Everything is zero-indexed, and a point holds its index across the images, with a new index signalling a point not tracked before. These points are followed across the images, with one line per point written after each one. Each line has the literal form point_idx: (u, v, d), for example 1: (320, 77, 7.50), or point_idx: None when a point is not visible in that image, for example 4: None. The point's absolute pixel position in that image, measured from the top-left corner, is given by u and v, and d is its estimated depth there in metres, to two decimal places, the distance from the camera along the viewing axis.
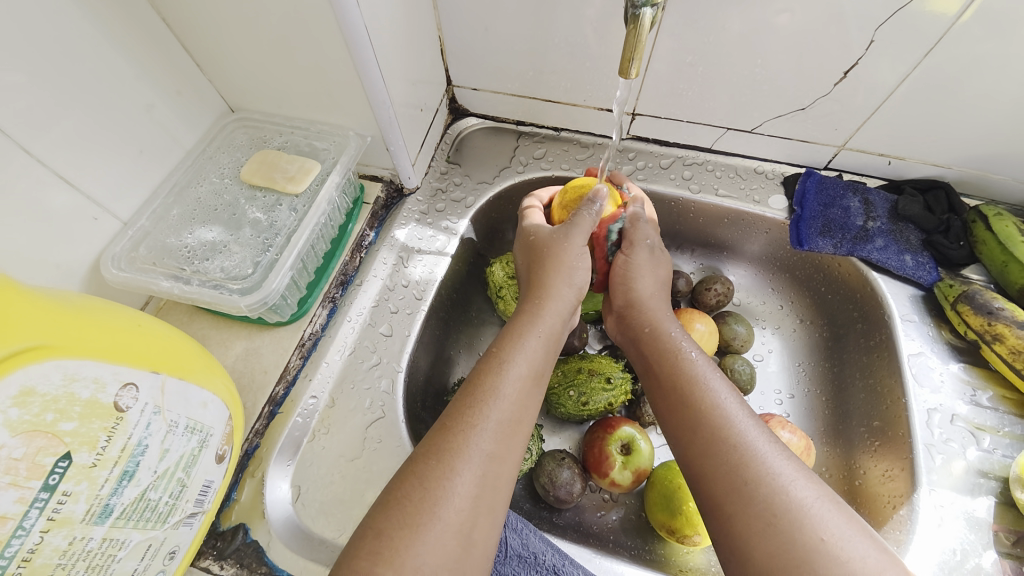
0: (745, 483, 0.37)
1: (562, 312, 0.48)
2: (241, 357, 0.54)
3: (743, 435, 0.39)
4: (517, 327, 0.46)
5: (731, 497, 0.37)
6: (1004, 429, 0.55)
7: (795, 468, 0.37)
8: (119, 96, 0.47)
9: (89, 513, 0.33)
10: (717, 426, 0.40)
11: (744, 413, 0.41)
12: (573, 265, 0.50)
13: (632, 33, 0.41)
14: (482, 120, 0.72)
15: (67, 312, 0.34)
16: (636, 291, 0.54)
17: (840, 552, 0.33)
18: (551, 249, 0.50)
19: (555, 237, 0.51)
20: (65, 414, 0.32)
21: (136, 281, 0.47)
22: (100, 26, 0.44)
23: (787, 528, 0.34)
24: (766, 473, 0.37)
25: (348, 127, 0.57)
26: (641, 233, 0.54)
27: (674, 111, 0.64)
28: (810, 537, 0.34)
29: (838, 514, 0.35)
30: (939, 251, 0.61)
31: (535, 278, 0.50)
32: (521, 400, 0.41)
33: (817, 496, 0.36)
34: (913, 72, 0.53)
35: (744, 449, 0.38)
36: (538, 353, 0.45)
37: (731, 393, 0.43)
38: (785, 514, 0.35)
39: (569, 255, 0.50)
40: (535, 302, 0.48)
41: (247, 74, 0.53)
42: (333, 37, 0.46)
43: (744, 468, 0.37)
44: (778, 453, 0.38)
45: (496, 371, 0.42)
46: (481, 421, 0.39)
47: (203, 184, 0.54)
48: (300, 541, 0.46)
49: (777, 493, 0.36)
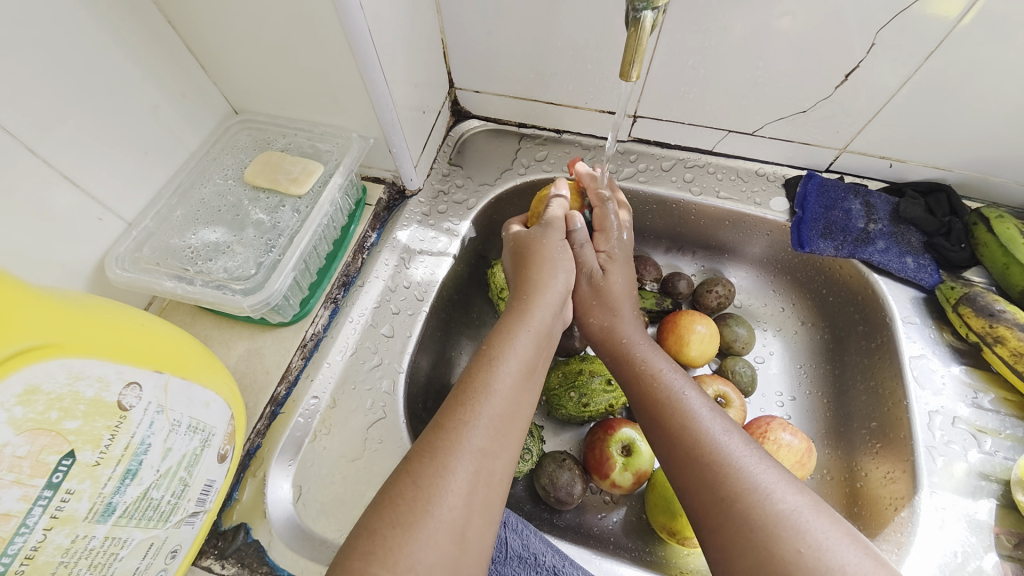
0: (722, 500, 0.37)
1: (552, 305, 0.49)
2: (243, 358, 0.54)
3: (717, 451, 0.39)
4: (506, 323, 0.46)
5: (713, 509, 0.37)
6: (1006, 432, 0.55)
7: (774, 479, 0.37)
8: (125, 97, 0.48)
9: (92, 511, 0.33)
10: (691, 445, 0.40)
11: (719, 428, 0.41)
12: (555, 260, 0.51)
13: (633, 36, 0.42)
14: (484, 122, 0.73)
15: (72, 311, 0.34)
16: (590, 329, 0.54)
17: (819, 561, 0.33)
18: (531, 247, 0.52)
19: (531, 237, 0.53)
20: (69, 412, 0.32)
21: (140, 281, 0.47)
22: (106, 28, 0.44)
23: (766, 541, 0.34)
24: (743, 488, 0.37)
25: (350, 129, 0.58)
26: (581, 263, 0.54)
27: (675, 113, 0.64)
28: (788, 550, 0.34)
29: (819, 521, 0.35)
30: (940, 254, 0.61)
31: (519, 277, 0.51)
32: (512, 394, 0.42)
33: (798, 506, 0.36)
34: (914, 75, 0.53)
35: (718, 467, 0.38)
36: (529, 348, 0.45)
37: (706, 408, 0.43)
38: (763, 527, 0.35)
39: (549, 252, 0.51)
40: (525, 298, 0.48)
41: (251, 76, 0.54)
42: (336, 40, 0.46)
43: (721, 484, 0.38)
44: (755, 466, 0.38)
45: (486, 367, 0.42)
46: (473, 418, 0.39)
47: (207, 185, 0.54)
48: (301, 541, 0.47)
49: (754, 507, 0.36)
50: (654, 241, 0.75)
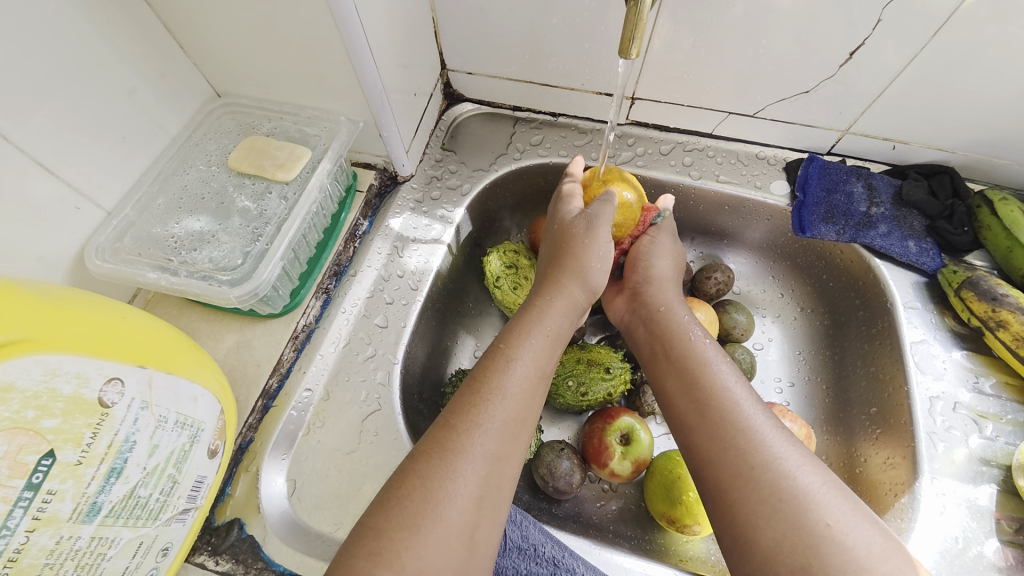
0: (752, 469, 0.36)
1: (570, 312, 0.48)
2: (233, 351, 0.53)
3: (750, 420, 0.39)
4: (523, 322, 0.45)
5: (737, 481, 0.36)
6: (1007, 416, 0.55)
7: (801, 454, 0.37)
8: (101, 81, 0.45)
9: (76, 512, 0.32)
10: (724, 411, 0.40)
11: (751, 400, 0.41)
12: (593, 268, 0.49)
13: (633, 11, 0.40)
14: (477, 106, 0.71)
15: (47, 305, 0.32)
16: (656, 268, 0.54)
17: (845, 539, 0.33)
18: (572, 248, 0.49)
19: (579, 230, 0.49)
20: (47, 410, 0.31)
21: (121, 273, 0.46)
22: (80, 9, 0.42)
23: (793, 512, 0.34)
24: (772, 460, 0.36)
25: (339, 112, 0.56)
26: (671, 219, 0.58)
27: (674, 95, 0.62)
28: (816, 523, 0.33)
29: (843, 501, 0.35)
30: (942, 237, 0.60)
31: (549, 275, 0.49)
32: (527, 399, 0.41)
33: (823, 483, 0.35)
34: (919, 55, 0.51)
35: (752, 435, 0.38)
36: (545, 352, 0.44)
37: (739, 378, 0.43)
38: (792, 500, 0.34)
39: (589, 256, 0.49)
40: (545, 299, 0.47)
41: (234, 58, 0.51)
42: (322, 17, 0.44)
43: (753, 452, 0.37)
44: (784, 440, 0.38)
45: (502, 368, 0.41)
46: (486, 420, 0.38)
47: (190, 172, 0.52)
48: (296, 536, 0.46)
49: (784, 478, 0.35)
50: None
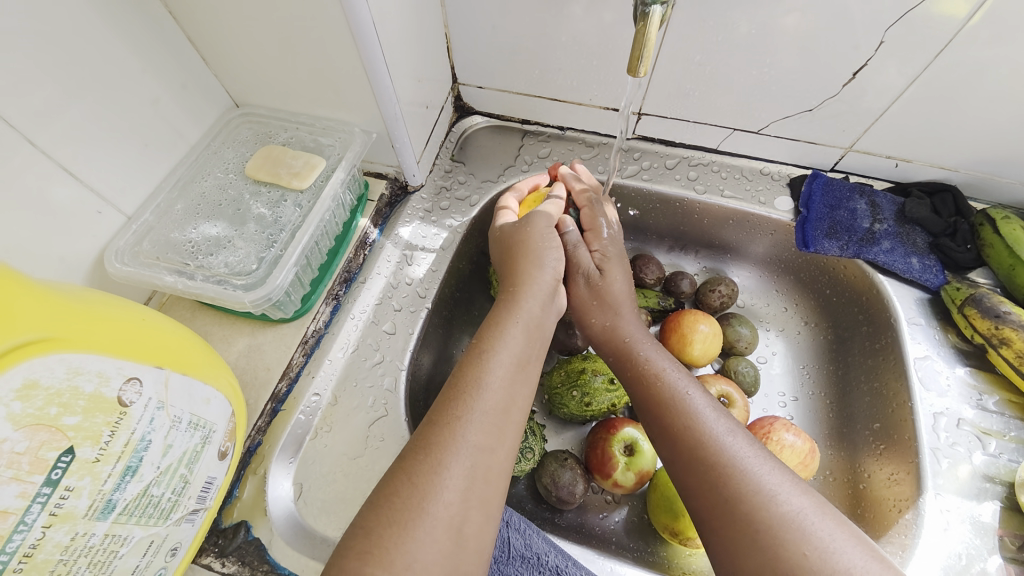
0: (727, 501, 0.37)
1: (540, 296, 0.48)
2: (244, 354, 0.53)
3: (724, 449, 0.39)
4: (498, 318, 0.46)
5: (717, 512, 0.37)
6: (1010, 434, 0.55)
7: (781, 477, 0.37)
8: (127, 91, 0.47)
9: (92, 509, 0.33)
10: (697, 445, 0.40)
11: (725, 428, 0.41)
12: (542, 251, 0.51)
13: (641, 30, 0.42)
14: (487, 119, 0.72)
15: (74, 306, 0.34)
16: (592, 327, 0.53)
17: (826, 564, 0.33)
18: (518, 241, 0.52)
19: (515, 230, 0.53)
20: (69, 408, 0.31)
21: (140, 276, 0.47)
22: (108, 20, 0.44)
23: (770, 542, 0.34)
24: (749, 489, 0.37)
25: (354, 123, 0.57)
26: (576, 265, 0.54)
27: (681, 111, 0.63)
28: (793, 552, 0.34)
29: (823, 522, 0.35)
30: (946, 254, 0.61)
31: (509, 270, 0.51)
32: (507, 388, 0.41)
33: (804, 508, 0.36)
34: (921, 75, 0.52)
35: (725, 465, 0.38)
36: (519, 341, 0.44)
37: (713, 408, 0.43)
38: (768, 529, 0.35)
39: (535, 240, 0.51)
40: (511, 290, 0.48)
41: (253, 69, 0.53)
42: (341, 31, 0.45)
43: (728, 483, 0.37)
44: (762, 466, 0.38)
45: (478, 362, 0.42)
46: (466, 412, 0.39)
47: (208, 179, 0.54)
48: (302, 540, 0.46)
49: (760, 508, 0.36)
50: (657, 239, 0.75)
